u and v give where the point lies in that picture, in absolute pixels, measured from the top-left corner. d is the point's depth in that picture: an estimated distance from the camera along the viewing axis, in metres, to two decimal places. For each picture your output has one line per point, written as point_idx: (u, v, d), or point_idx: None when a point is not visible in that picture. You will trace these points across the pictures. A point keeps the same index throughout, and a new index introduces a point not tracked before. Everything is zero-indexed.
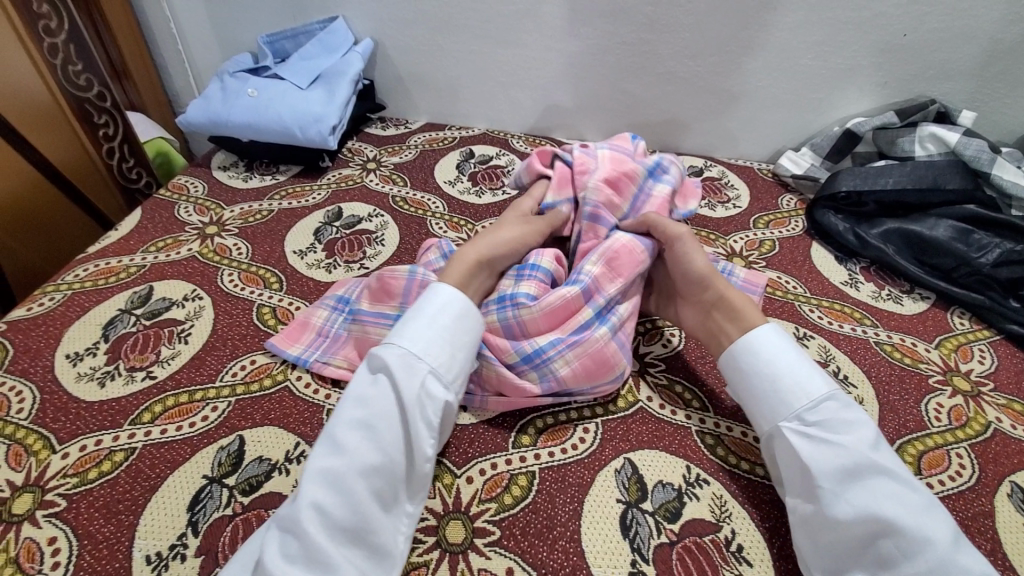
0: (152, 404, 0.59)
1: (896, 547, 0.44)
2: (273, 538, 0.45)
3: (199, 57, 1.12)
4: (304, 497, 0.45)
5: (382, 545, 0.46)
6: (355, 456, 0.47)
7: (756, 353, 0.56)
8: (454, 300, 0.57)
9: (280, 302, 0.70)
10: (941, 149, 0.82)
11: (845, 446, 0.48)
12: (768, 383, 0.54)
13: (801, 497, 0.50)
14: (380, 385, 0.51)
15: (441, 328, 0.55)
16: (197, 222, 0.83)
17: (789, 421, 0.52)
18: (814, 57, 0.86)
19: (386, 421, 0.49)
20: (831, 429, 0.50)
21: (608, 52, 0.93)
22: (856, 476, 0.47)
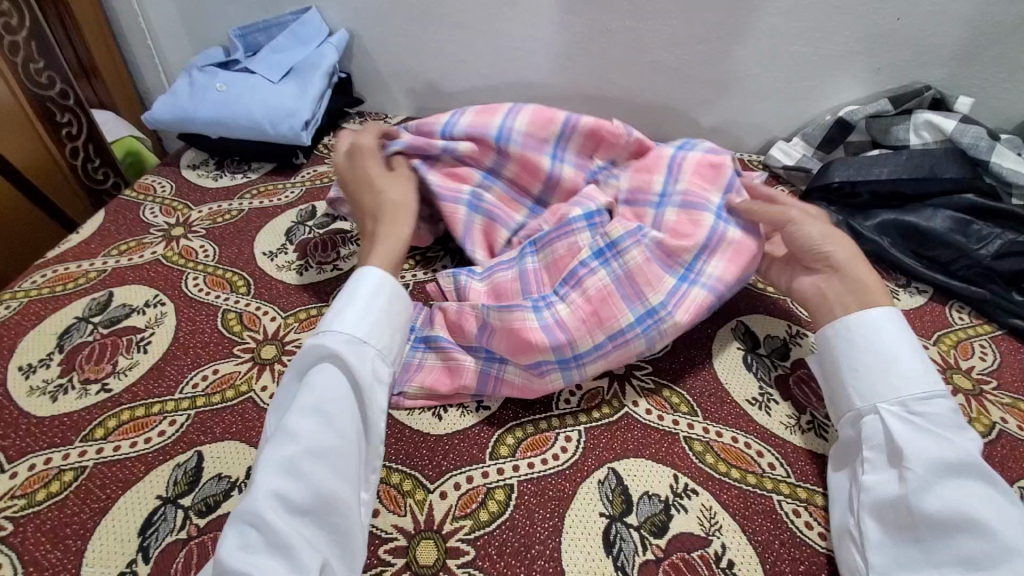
0: (107, 419, 0.55)
1: (981, 548, 0.41)
2: (231, 535, 0.41)
3: (169, 52, 1.07)
4: (260, 489, 0.42)
5: (346, 528, 0.43)
6: (309, 440, 0.45)
7: (869, 330, 0.53)
8: (379, 290, 0.55)
9: (247, 307, 0.67)
10: (938, 137, 0.79)
11: (951, 441, 0.46)
12: (876, 362, 0.52)
13: (885, 479, 0.47)
14: (328, 374, 0.49)
15: (381, 310, 0.54)
16: (162, 224, 0.79)
17: (892, 402, 0.50)
18: (805, 44, 0.83)
19: (337, 401, 0.47)
20: (936, 421, 0.48)
21: (591, 41, 0.89)
22: (954, 470, 0.44)
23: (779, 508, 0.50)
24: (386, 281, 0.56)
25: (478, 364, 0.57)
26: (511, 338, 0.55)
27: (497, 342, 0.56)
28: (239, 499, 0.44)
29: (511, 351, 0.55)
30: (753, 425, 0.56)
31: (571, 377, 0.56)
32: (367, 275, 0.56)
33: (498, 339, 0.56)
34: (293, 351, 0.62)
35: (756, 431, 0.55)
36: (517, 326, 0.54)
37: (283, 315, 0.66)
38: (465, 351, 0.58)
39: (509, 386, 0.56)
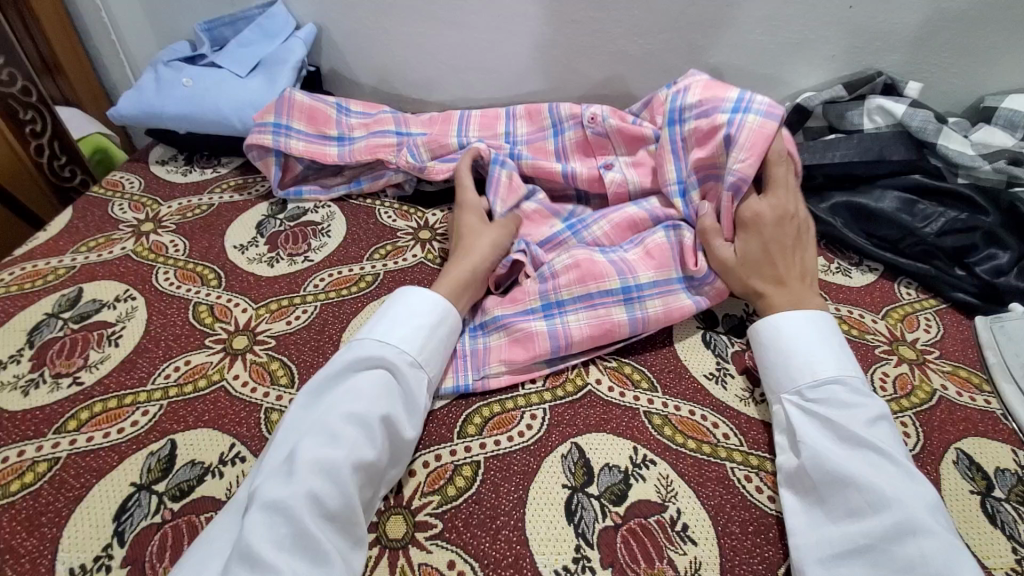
0: (79, 411, 0.56)
1: (863, 499, 0.46)
2: (257, 522, 0.43)
3: (135, 47, 1.06)
4: (300, 485, 0.45)
5: (359, 536, 0.46)
6: (352, 448, 0.47)
7: (777, 328, 0.58)
8: (428, 308, 0.59)
9: (218, 300, 0.67)
10: (888, 121, 0.82)
11: (840, 416, 0.51)
12: (779, 359, 0.56)
13: (790, 457, 0.52)
14: (373, 382, 0.52)
15: (431, 332, 0.57)
16: (132, 219, 0.79)
17: (789, 390, 0.55)
18: (763, 32, 0.86)
19: (383, 415, 0.50)
20: (831, 400, 0.52)
21: (558, 31, 0.91)
22: (845, 439, 0.49)
23: (731, 474, 0.53)
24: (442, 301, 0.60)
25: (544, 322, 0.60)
26: (575, 272, 0.62)
27: (560, 284, 0.62)
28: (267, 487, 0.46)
29: (574, 286, 0.62)
30: (710, 398, 0.59)
31: (634, 313, 0.61)
32: (429, 296, 0.59)
33: (563, 276, 0.62)
34: (264, 341, 0.63)
35: (713, 403, 0.58)
36: (579, 262, 0.63)
37: (255, 306, 0.67)
38: (523, 318, 0.61)
39: (580, 339, 0.60)
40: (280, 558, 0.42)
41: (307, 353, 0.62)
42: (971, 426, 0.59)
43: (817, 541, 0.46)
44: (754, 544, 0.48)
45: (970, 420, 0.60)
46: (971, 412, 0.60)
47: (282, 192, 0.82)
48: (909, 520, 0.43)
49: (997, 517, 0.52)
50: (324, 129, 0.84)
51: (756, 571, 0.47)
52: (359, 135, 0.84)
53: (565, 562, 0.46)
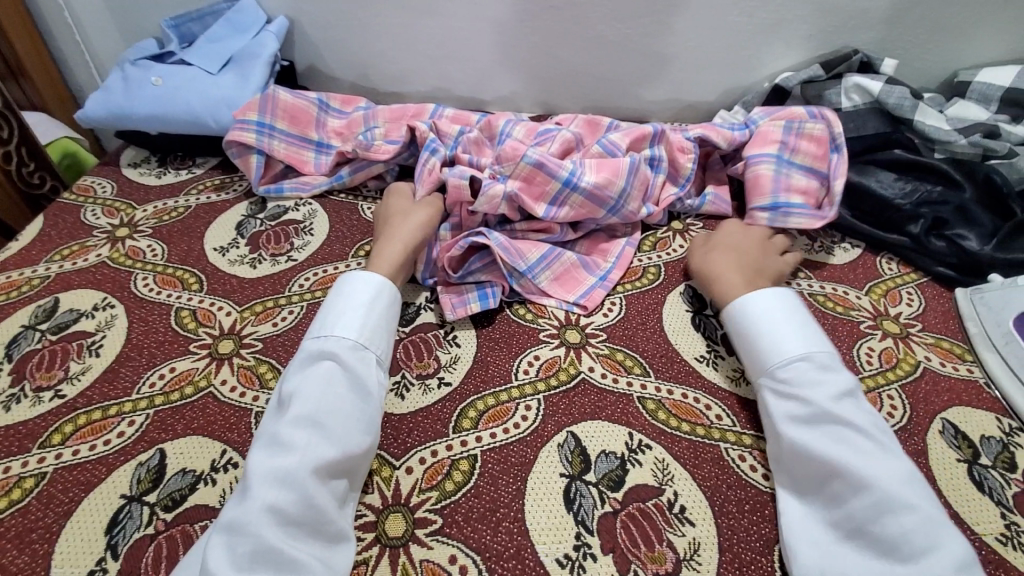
0: (62, 424, 0.55)
1: (846, 485, 0.46)
2: (217, 546, 0.43)
3: (100, 46, 1.03)
4: (255, 501, 0.44)
5: (338, 532, 0.46)
6: (305, 451, 0.47)
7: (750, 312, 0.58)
8: (360, 301, 0.58)
9: (201, 304, 0.66)
10: (866, 99, 0.83)
11: (808, 396, 0.51)
12: (765, 338, 0.56)
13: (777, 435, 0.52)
14: (321, 381, 0.51)
15: (373, 324, 0.57)
16: (106, 225, 0.77)
17: (772, 368, 0.55)
18: (740, 13, 0.86)
19: (332, 413, 0.50)
20: (801, 380, 0.52)
21: (535, 18, 0.90)
22: (823, 422, 0.50)
23: (726, 455, 0.53)
24: (385, 287, 0.60)
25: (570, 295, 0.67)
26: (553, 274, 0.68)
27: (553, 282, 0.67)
28: (229, 505, 0.46)
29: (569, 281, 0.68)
30: (702, 380, 0.59)
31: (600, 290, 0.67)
32: (364, 287, 0.59)
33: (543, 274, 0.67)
34: (250, 344, 0.62)
35: (705, 386, 0.59)
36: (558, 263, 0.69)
37: (239, 309, 0.65)
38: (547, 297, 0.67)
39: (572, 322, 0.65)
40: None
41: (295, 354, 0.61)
42: (955, 396, 0.61)
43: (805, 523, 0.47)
44: (751, 522, 0.49)
45: (954, 390, 0.61)
46: (954, 382, 0.62)
47: (262, 189, 0.80)
48: (890, 501, 0.44)
49: (984, 484, 0.54)
50: (308, 132, 0.84)
51: (754, 548, 0.47)
52: (338, 142, 0.85)
53: (566, 551, 0.47)
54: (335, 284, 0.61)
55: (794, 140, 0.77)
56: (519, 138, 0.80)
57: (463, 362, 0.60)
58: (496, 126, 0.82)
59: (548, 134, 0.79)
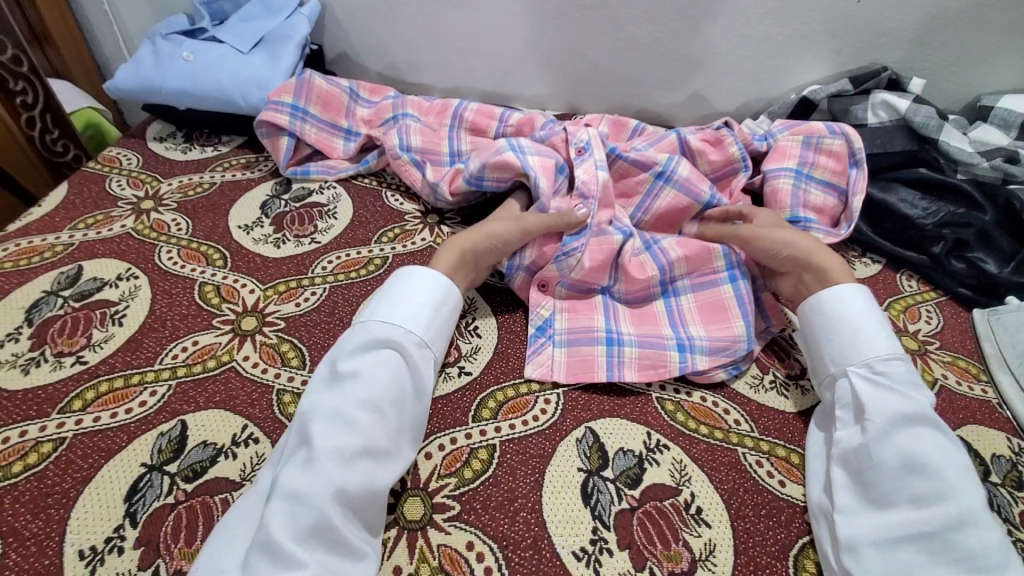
0: (84, 391, 0.55)
1: (927, 489, 0.46)
2: (279, 512, 0.43)
3: (128, 19, 1.03)
4: (324, 475, 0.44)
5: (384, 520, 0.46)
6: (369, 434, 0.47)
7: (839, 304, 0.57)
8: (429, 287, 0.58)
9: (224, 280, 0.66)
10: (893, 116, 0.84)
11: (911, 397, 0.50)
12: (850, 330, 0.56)
13: (849, 434, 0.51)
14: (382, 364, 0.52)
15: (435, 315, 0.57)
16: (131, 197, 0.77)
17: (857, 364, 0.54)
18: (772, 23, 0.86)
19: (394, 399, 0.50)
20: (898, 379, 0.52)
21: (567, 16, 0.90)
22: (913, 422, 0.49)
23: (743, 459, 0.53)
24: (444, 282, 0.59)
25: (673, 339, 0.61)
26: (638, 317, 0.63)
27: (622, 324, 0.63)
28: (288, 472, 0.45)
29: (705, 326, 0.62)
30: (721, 385, 0.59)
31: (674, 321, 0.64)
32: (434, 277, 0.59)
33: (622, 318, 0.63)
34: (273, 323, 0.62)
35: (723, 390, 0.59)
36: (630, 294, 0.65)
37: (262, 287, 0.66)
38: (658, 347, 0.60)
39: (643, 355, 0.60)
40: (305, 550, 0.42)
41: (317, 335, 0.61)
42: (970, 414, 0.61)
43: (870, 523, 0.46)
44: (767, 526, 0.49)
45: (970, 408, 0.62)
46: (970, 401, 0.62)
47: (289, 170, 0.81)
48: (971, 513, 0.44)
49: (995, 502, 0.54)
50: (339, 118, 0.85)
51: (769, 553, 0.48)
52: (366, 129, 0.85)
53: (583, 544, 0.47)
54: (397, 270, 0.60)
55: (813, 154, 0.77)
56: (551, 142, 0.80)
57: (483, 352, 0.61)
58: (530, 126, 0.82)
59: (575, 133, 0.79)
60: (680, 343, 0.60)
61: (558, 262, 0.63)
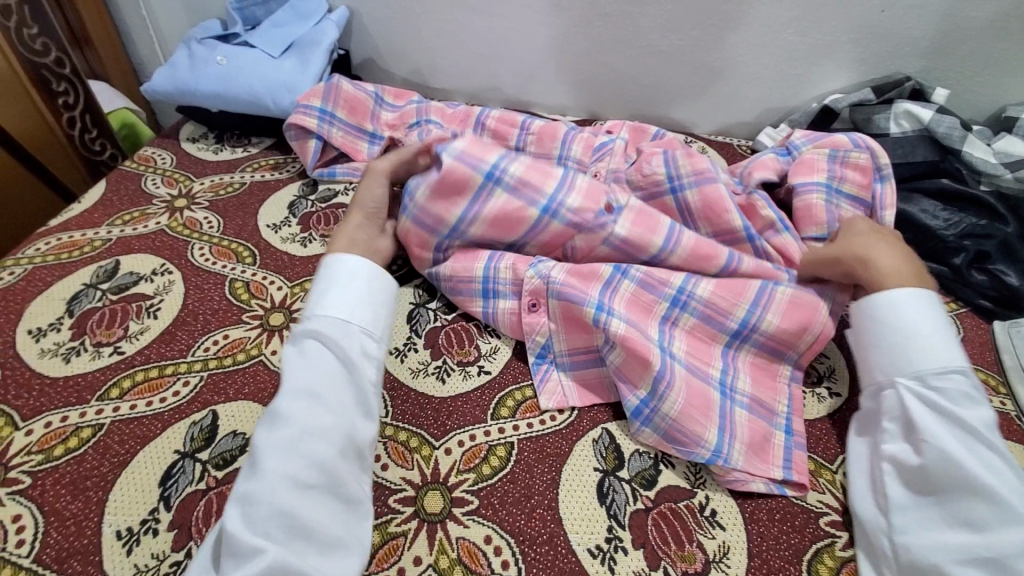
0: (121, 379, 0.57)
1: (988, 512, 0.45)
2: (233, 515, 0.44)
3: (164, 24, 1.06)
4: (269, 473, 0.45)
5: (352, 495, 0.47)
6: (306, 422, 0.48)
7: (893, 314, 0.54)
8: (352, 272, 0.57)
9: (254, 277, 0.69)
10: (915, 126, 0.83)
11: (961, 416, 0.48)
12: (898, 344, 0.53)
13: (905, 450, 0.50)
14: (304, 357, 0.52)
15: (358, 295, 0.56)
16: (165, 195, 0.80)
17: (909, 377, 0.52)
18: (794, 32, 0.86)
19: (330, 383, 0.50)
20: (955, 395, 0.50)
21: (590, 24, 0.91)
22: (971, 442, 0.48)
23: None
24: (367, 265, 0.58)
25: (717, 375, 0.58)
26: (626, 351, 0.55)
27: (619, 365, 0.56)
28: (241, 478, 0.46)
29: (753, 384, 0.59)
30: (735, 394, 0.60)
31: (656, 391, 0.54)
32: (346, 261, 0.58)
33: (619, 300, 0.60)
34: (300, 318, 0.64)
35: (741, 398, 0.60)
36: (627, 336, 0.56)
37: (290, 284, 0.68)
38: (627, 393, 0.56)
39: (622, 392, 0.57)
40: (267, 541, 0.43)
41: None
42: None
43: (928, 543, 0.46)
44: (781, 531, 0.50)
45: None
46: None
47: (316, 171, 0.83)
48: None
49: None
50: (363, 122, 0.87)
51: (782, 557, 0.48)
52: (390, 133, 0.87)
53: (598, 542, 0.48)
54: (321, 260, 0.60)
55: (836, 166, 0.76)
56: (576, 156, 0.81)
57: (502, 352, 0.62)
58: (557, 132, 0.83)
59: (604, 148, 0.82)
60: (723, 387, 0.57)
61: (535, 270, 0.62)
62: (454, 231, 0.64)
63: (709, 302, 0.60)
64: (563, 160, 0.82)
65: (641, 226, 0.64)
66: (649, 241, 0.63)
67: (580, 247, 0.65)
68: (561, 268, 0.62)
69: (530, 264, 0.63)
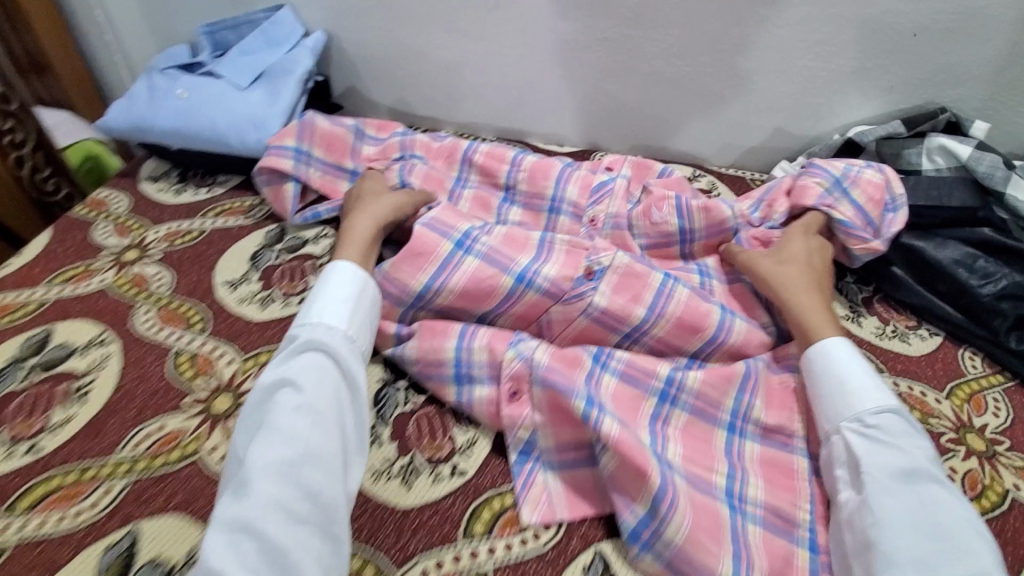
0: (36, 484, 0.50)
1: (934, 550, 0.43)
2: (221, 545, 0.42)
3: (132, 48, 0.99)
4: (260, 496, 0.43)
5: (340, 534, 0.44)
6: (306, 443, 0.46)
7: (828, 360, 0.54)
8: (351, 287, 0.58)
9: (202, 348, 0.60)
10: (950, 163, 0.74)
11: (900, 452, 0.48)
12: (838, 390, 0.53)
13: (852, 493, 0.48)
14: (304, 367, 0.51)
15: (359, 312, 0.57)
16: (115, 246, 0.72)
17: (851, 420, 0.51)
18: (814, 58, 0.77)
19: (330, 401, 0.49)
20: (892, 433, 0.49)
21: (588, 48, 0.83)
22: (910, 478, 0.47)
23: None
24: (366, 283, 0.59)
25: (723, 482, 0.52)
26: (621, 455, 0.48)
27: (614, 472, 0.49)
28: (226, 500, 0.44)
29: (767, 488, 0.52)
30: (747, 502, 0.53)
31: (659, 508, 0.47)
32: (351, 277, 0.58)
33: (605, 393, 0.55)
34: None
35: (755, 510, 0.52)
36: (621, 440, 0.49)
37: (242, 357, 0.60)
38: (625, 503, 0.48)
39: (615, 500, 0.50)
40: None
41: None
42: None
43: None
44: None
45: None
46: None
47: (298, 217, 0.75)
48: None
49: None
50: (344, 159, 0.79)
51: None
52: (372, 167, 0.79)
53: None
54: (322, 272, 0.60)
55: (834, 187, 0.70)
56: (573, 198, 0.72)
57: (479, 446, 0.54)
58: (550, 171, 0.74)
59: (604, 188, 0.72)
60: (730, 497, 0.51)
61: (513, 350, 0.56)
62: (419, 301, 0.61)
63: (700, 393, 0.56)
64: (558, 202, 0.72)
65: (623, 291, 0.61)
66: (631, 312, 0.60)
67: (556, 321, 0.61)
68: (544, 348, 0.56)
69: (507, 344, 0.57)
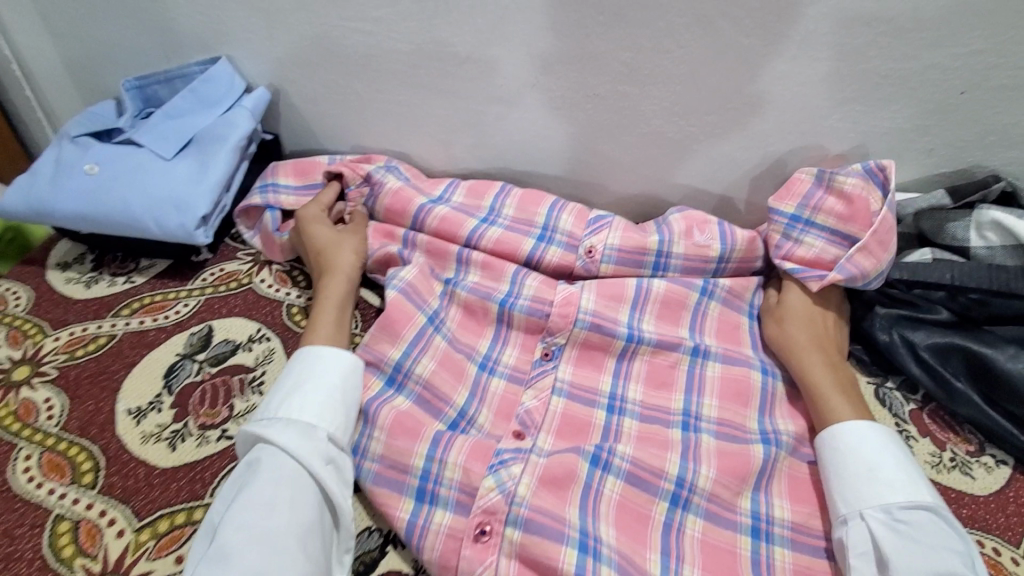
0: None
1: None
2: None
3: (55, 101, 0.87)
4: None
5: None
6: (261, 561, 0.43)
7: (853, 443, 0.50)
8: (320, 372, 0.55)
9: (86, 514, 0.50)
10: (1008, 241, 0.63)
11: (935, 559, 0.43)
12: (864, 473, 0.49)
13: None
14: (265, 475, 0.48)
15: (335, 397, 0.53)
16: (3, 360, 0.61)
17: (875, 508, 0.47)
18: (842, 119, 0.65)
19: (291, 513, 0.46)
20: (922, 532, 0.45)
21: (576, 107, 0.70)
22: None
23: None
24: (342, 363, 0.56)
25: None
26: None
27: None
28: None
29: None
30: None
31: None
32: (321, 361, 0.55)
33: (605, 519, 0.49)
34: None
35: None
36: None
37: (134, 529, 0.49)
38: None
39: None
40: None
41: None
42: None
43: None
44: None
45: None
46: None
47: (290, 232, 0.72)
48: None
49: None
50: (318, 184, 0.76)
51: None
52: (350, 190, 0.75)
53: None
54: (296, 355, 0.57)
55: (822, 193, 0.64)
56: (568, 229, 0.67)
57: None
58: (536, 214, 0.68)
59: (602, 221, 0.67)
60: None
61: (495, 476, 0.50)
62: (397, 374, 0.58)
63: (713, 495, 0.51)
64: (550, 231, 0.67)
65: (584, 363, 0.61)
66: (596, 382, 0.60)
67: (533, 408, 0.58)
68: (528, 476, 0.50)
69: (489, 464, 0.51)
